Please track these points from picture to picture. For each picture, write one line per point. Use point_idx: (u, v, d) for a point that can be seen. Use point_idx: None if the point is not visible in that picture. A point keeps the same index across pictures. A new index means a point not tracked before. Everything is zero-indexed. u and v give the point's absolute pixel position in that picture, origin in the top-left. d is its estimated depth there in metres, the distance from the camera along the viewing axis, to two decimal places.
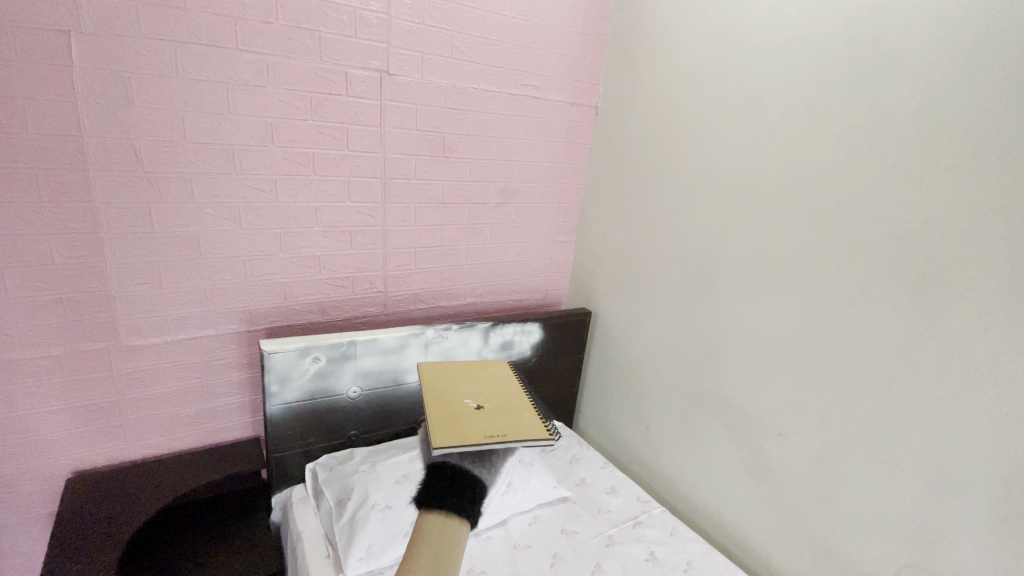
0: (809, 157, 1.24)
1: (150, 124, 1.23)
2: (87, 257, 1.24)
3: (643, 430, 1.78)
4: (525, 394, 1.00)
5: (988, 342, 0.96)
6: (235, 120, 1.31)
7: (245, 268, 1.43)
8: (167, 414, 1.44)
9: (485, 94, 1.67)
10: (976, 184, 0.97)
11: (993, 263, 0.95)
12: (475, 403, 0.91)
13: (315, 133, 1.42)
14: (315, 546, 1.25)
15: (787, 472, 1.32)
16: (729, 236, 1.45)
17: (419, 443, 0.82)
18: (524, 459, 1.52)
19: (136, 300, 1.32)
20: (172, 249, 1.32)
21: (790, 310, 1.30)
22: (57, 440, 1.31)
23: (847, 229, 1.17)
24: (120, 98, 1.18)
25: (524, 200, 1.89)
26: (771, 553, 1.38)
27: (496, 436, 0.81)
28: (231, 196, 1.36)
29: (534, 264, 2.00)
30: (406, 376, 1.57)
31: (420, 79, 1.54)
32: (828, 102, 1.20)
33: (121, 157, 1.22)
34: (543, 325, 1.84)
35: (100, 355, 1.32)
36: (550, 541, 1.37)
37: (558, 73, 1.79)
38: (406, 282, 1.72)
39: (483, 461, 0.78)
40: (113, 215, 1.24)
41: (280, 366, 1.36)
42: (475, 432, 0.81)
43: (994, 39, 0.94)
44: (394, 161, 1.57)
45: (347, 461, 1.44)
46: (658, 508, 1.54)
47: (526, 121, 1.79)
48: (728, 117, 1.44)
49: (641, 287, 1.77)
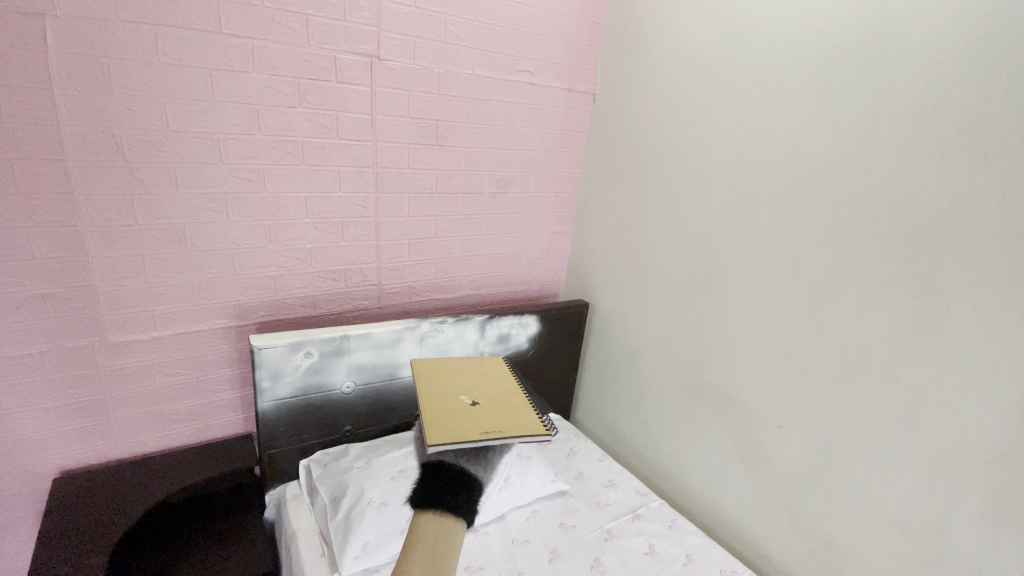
0: (812, 143, 1.21)
1: (130, 111, 1.18)
2: (68, 251, 1.19)
3: (641, 423, 1.76)
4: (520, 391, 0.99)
5: (996, 333, 0.94)
6: (221, 107, 1.27)
7: (234, 260, 1.39)
8: (156, 412, 1.41)
9: (480, 80, 1.63)
10: (985, 171, 0.93)
11: (1003, 253, 0.92)
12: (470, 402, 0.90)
13: (304, 121, 1.38)
14: (311, 545, 1.23)
15: (787, 465, 1.31)
16: (729, 226, 1.42)
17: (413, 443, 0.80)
18: (522, 453, 1.50)
19: (121, 295, 1.28)
20: (158, 243, 1.28)
21: (792, 301, 1.27)
22: (42, 439, 1.28)
23: (850, 218, 1.14)
24: (99, 85, 1.13)
25: (520, 190, 1.85)
26: (770, 546, 1.37)
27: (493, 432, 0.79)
28: (217, 186, 1.31)
29: (531, 255, 1.97)
30: (400, 371, 1.54)
31: (412, 65, 1.49)
32: (832, 86, 1.16)
33: (102, 147, 1.17)
34: (540, 317, 1.81)
35: (85, 352, 1.28)
36: (548, 536, 1.36)
37: (554, 59, 1.75)
38: (400, 275, 1.69)
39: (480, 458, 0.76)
40: (94, 207, 1.19)
41: (270, 362, 1.32)
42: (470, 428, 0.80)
43: (1001, 18, 0.90)
44: (386, 149, 1.53)
45: (341, 457, 1.41)
46: (657, 501, 1.53)
47: (521, 108, 1.75)
48: (728, 103, 1.40)
49: (640, 279, 1.74)
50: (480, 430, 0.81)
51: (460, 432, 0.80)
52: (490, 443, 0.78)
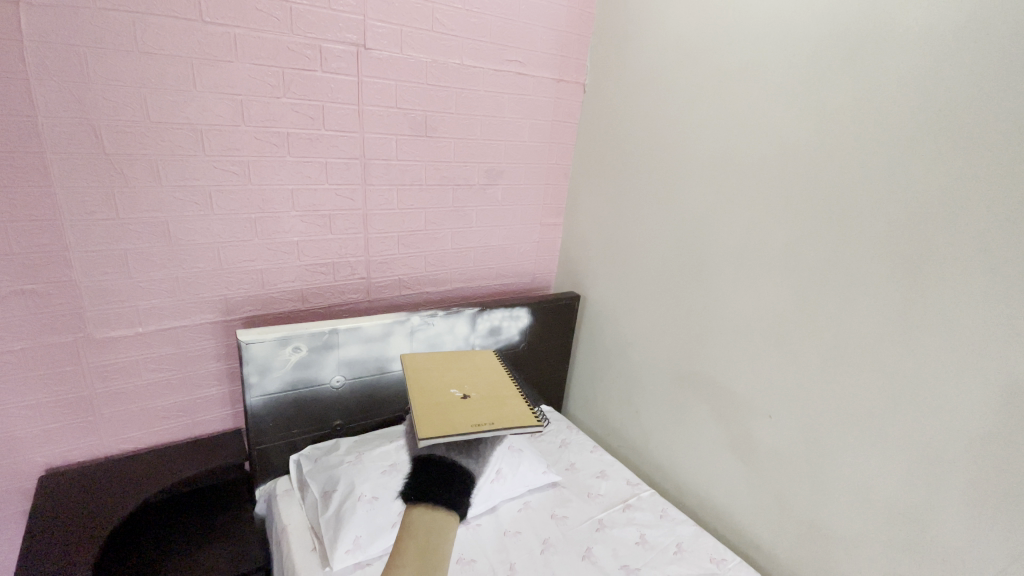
0: (801, 133, 1.20)
1: (109, 103, 1.15)
2: (49, 246, 1.17)
3: (632, 415, 1.78)
4: (513, 384, 0.97)
5: (981, 322, 0.95)
6: (203, 98, 1.24)
7: (219, 254, 1.37)
8: (142, 408, 1.39)
9: (469, 70, 1.61)
10: (974, 161, 0.93)
11: (990, 242, 0.92)
12: (462, 394, 0.88)
13: (289, 112, 1.35)
14: (302, 539, 1.22)
15: (776, 454, 1.32)
16: (718, 217, 1.42)
17: (404, 437, 0.79)
18: (513, 445, 1.50)
19: (104, 291, 1.25)
20: (141, 237, 1.26)
21: (780, 292, 1.28)
22: (26, 437, 1.26)
23: (839, 209, 1.14)
24: (76, 76, 1.10)
25: (510, 182, 1.84)
26: (759, 533, 1.39)
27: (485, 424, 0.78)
28: (201, 179, 1.29)
29: (521, 247, 1.96)
30: (391, 365, 1.54)
31: (399, 54, 1.47)
32: (822, 75, 1.15)
33: (81, 139, 1.14)
34: (531, 309, 1.81)
35: (68, 349, 1.25)
36: (540, 527, 1.36)
37: (544, 48, 1.73)
38: (389, 268, 1.67)
39: (471, 452, 0.75)
40: (75, 200, 1.17)
41: (258, 357, 1.31)
42: (462, 421, 0.78)
43: (991, 8, 0.90)
44: (373, 141, 1.50)
45: (332, 452, 1.41)
46: (648, 491, 1.54)
47: (511, 99, 1.73)
48: (718, 92, 1.39)
49: (630, 270, 1.74)
50: (471, 423, 0.78)
51: (452, 424, 0.78)
52: (483, 436, 0.76)
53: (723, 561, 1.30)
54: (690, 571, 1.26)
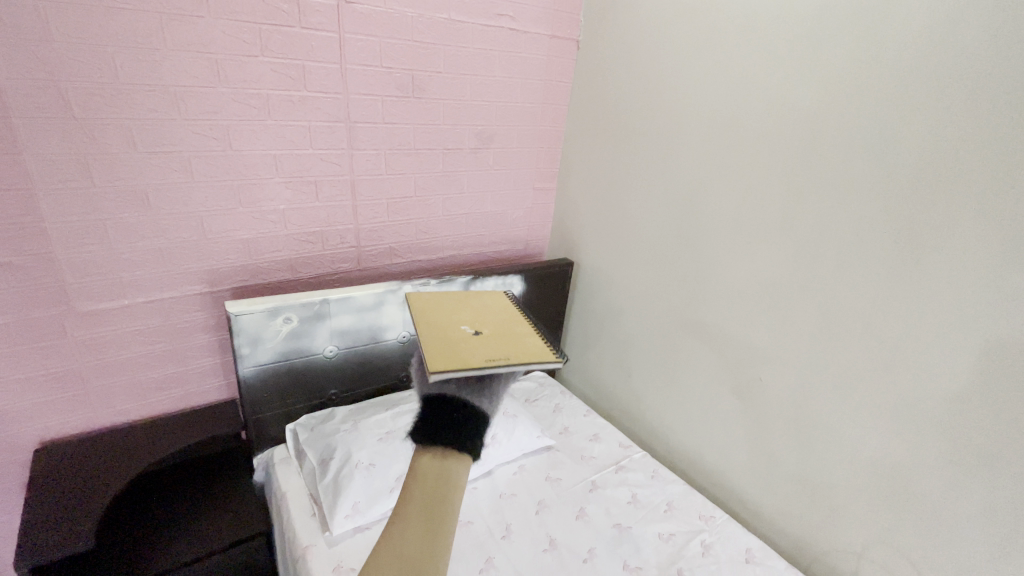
0: (801, 92, 1.16)
1: (74, 63, 1.08)
2: (23, 217, 1.12)
3: (625, 379, 1.80)
4: (525, 322, 0.96)
5: (975, 286, 0.94)
6: (175, 57, 1.17)
7: (203, 224, 1.33)
8: (135, 380, 1.38)
9: (457, 25, 1.53)
10: (976, 121, 0.91)
11: (988, 206, 0.91)
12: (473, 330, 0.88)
13: (268, 72, 1.28)
14: (301, 506, 1.25)
15: (767, 416, 1.35)
16: (714, 180, 1.39)
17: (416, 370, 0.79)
18: (508, 411, 1.52)
19: (86, 263, 1.22)
20: (120, 206, 1.21)
21: (776, 258, 1.27)
22: (17, 411, 1.25)
23: (837, 171, 1.11)
24: (36, 32, 1.03)
25: (502, 145, 1.78)
26: (747, 490, 1.44)
27: (497, 359, 0.78)
28: (179, 144, 1.23)
29: (514, 213, 1.93)
30: (384, 334, 1.52)
31: (382, 8, 1.39)
32: (825, 29, 1.10)
33: (47, 102, 1.08)
34: (524, 277, 1.79)
35: (53, 322, 1.23)
36: (535, 489, 1.40)
37: (536, 2, 1.64)
38: (379, 236, 1.64)
39: (484, 387, 0.75)
40: (46, 169, 1.11)
41: (249, 328, 1.29)
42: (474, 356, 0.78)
43: None
44: (358, 103, 1.44)
45: (329, 420, 1.41)
46: (640, 453, 1.58)
47: (501, 57, 1.65)
48: (716, 48, 1.33)
49: (624, 235, 1.71)
50: (484, 357, 0.78)
51: (464, 358, 0.77)
52: (494, 370, 0.75)
53: (712, 518, 1.35)
54: (679, 528, 1.31)
